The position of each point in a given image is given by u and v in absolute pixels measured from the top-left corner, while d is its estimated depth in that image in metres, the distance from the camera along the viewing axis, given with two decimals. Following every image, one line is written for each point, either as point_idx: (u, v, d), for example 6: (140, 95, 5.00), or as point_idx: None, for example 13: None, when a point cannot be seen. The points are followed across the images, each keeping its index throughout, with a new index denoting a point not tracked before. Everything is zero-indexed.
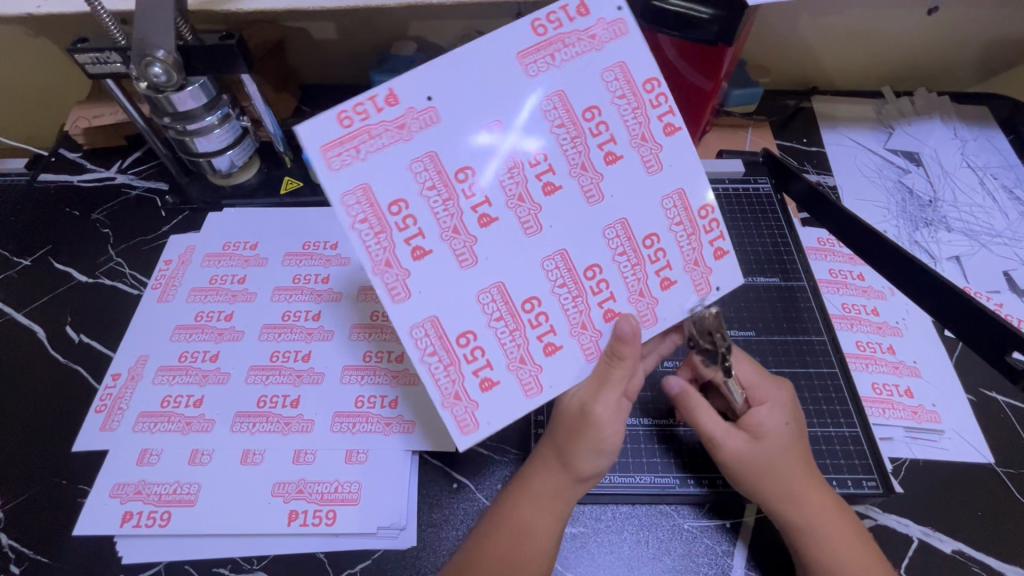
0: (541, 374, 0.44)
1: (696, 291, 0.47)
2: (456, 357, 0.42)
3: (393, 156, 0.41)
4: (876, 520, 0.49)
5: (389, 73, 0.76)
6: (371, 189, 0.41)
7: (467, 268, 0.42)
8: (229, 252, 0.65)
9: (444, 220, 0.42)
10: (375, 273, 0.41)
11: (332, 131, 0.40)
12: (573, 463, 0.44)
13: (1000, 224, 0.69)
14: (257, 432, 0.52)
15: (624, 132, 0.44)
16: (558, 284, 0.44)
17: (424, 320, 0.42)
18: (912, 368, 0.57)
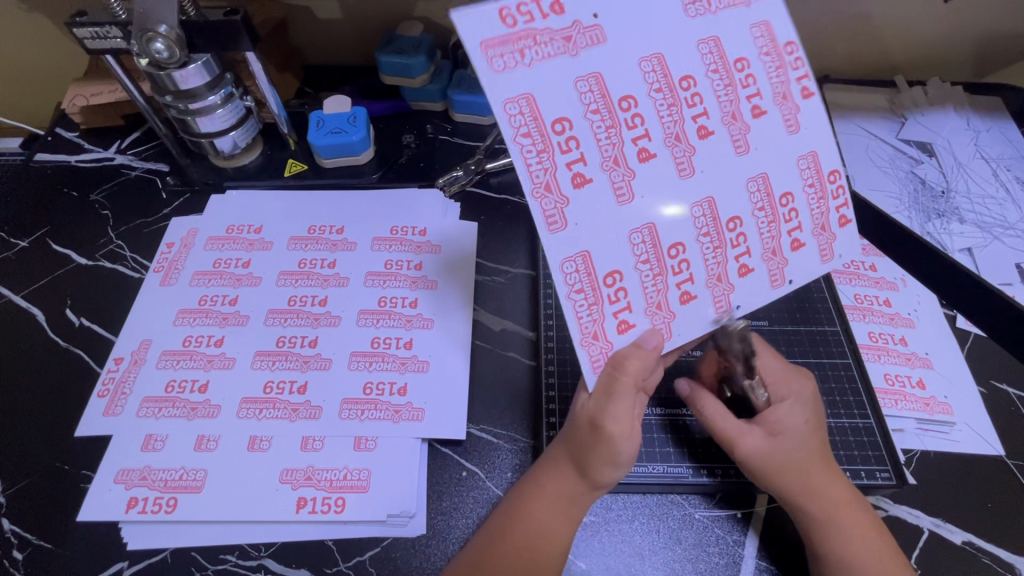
0: (673, 322, 0.42)
1: (770, 282, 0.44)
2: (600, 296, 0.40)
3: (557, 71, 0.36)
4: (887, 511, 0.49)
5: (396, 53, 0.75)
6: (534, 100, 0.36)
7: (625, 204, 0.39)
8: (233, 236, 0.64)
9: (606, 149, 0.38)
10: (532, 197, 0.37)
11: (491, 27, 0.35)
12: (588, 473, 0.43)
13: (1014, 216, 0.68)
14: (264, 418, 0.51)
15: (716, 107, 0.40)
16: (701, 232, 0.41)
17: (576, 255, 0.38)
18: (924, 360, 0.57)
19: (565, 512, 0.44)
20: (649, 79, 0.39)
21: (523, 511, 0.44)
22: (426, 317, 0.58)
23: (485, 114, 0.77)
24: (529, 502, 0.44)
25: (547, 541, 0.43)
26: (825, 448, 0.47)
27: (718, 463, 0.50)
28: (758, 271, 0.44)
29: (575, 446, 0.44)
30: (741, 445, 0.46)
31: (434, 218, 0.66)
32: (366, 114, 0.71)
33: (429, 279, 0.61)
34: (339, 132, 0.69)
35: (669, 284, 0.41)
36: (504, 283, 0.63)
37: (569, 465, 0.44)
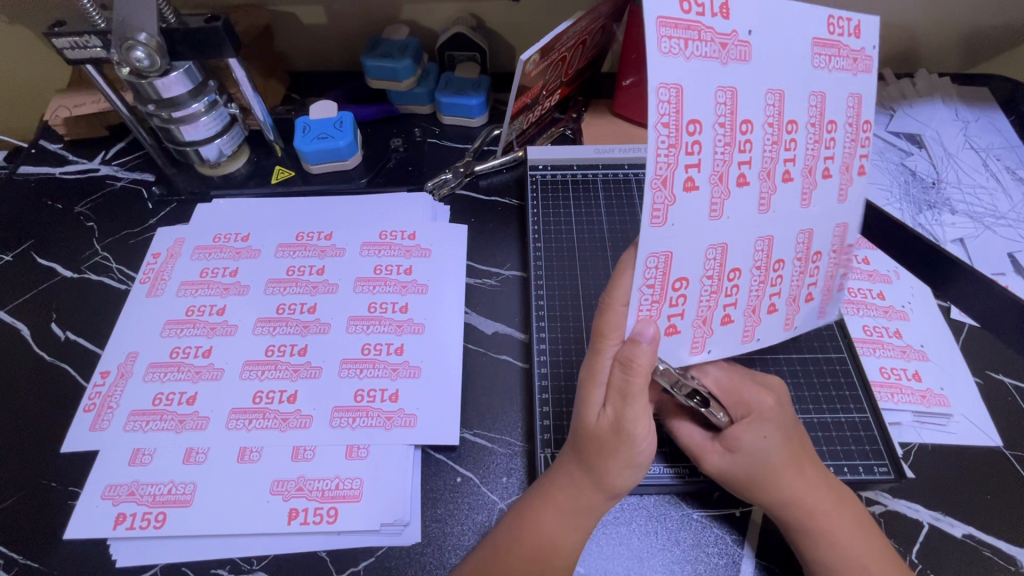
0: (709, 338, 0.44)
1: (692, 348, 0.44)
2: (665, 297, 0.40)
3: (706, 72, 0.34)
4: (886, 506, 0.49)
5: (382, 57, 0.74)
6: (684, 93, 0.34)
7: (653, 224, 0.36)
8: (220, 244, 0.63)
9: (718, 163, 0.37)
10: (649, 186, 0.35)
11: (670, 6, 0.33)
12: (605, 481, 0.42)
13: (1005, 206, 0.67)
14: (253, 429, 0.50)
15: (806, 156, 0.40)
16: (708, 274, 0.41)
17: (661, 253, 0.38)
18: (920, 352, 0.57)
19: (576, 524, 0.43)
20: (767, 110, 0.38)
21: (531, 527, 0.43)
22: (416, 322, 0.57)
23: (473, 116, 0.78)
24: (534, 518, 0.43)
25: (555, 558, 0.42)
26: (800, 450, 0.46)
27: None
28: (736, 323, 0.45)
29: (586, 455, 0.42)
30: (706, 462, 0.46)
31: (424, 221, 0.66)
32: (352, 118, 0.71)
33: (420, 283, 0.60)
34: (325, 137, 0.69)
35: (667, 317, 0.41)
36: (496, 286, 0.63)
37: (577, 477, 0.43)
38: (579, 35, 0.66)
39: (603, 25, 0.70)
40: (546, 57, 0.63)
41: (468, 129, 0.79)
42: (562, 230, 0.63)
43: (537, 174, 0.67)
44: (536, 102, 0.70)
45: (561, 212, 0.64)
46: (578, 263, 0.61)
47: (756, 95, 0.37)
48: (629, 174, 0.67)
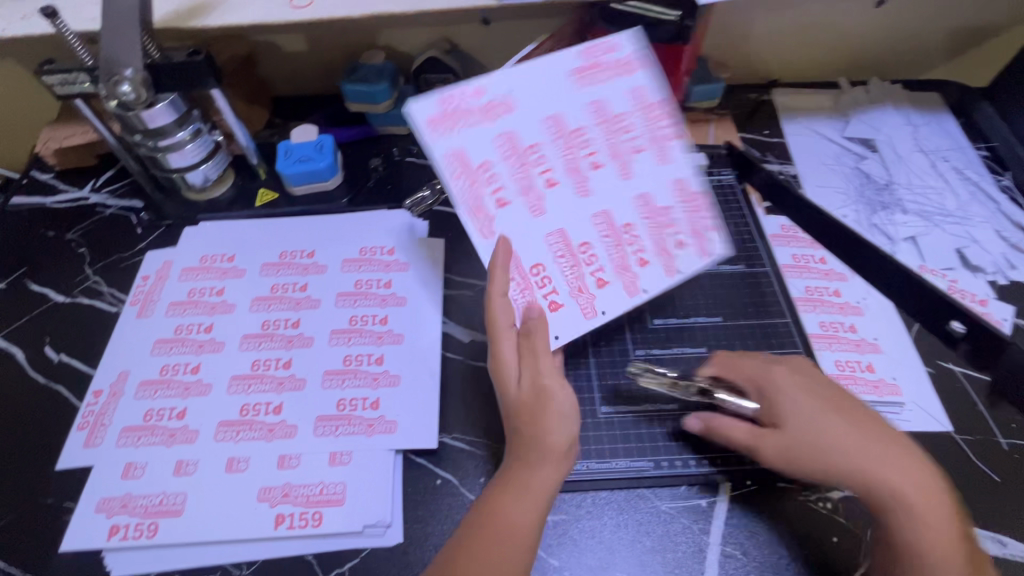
0: (595, 301, 0.53)
1: (584, 314, 0.53)
2: (530, 284, 0.53)
3: (473, 138, 0.51)
4: (844, 492, 0.52)
5: (359, 82, 0.78)
6: (463, 154, 0.51)
7: (487, 236, 0.52)
8: (206, 265, 0.66)
9: (520, 182, 0.53)
10: (466, 217, 0.51)
11: (433, 110, 0.51)
12: (547, 442, 0.47)
13: (952, 205, 0.71)
14: (241, 440, 0.53)
15: (605, 148, 0.54)
16: (559, 256, 0.53)
17: (500, 243, 0.51)
18: (873, 345, 0.60)
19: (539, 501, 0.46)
20: (551, 130, 0.53)
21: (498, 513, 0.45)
22: (396, 333, 0.60)
23: None
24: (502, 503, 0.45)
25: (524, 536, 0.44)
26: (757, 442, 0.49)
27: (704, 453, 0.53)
28: (613, 283, 0.54)
29: (520, 425, 0.48)
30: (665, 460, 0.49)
31: (402, 237, 0.69)
32: (332, 142, 0.75)
33: (399, 295, 0.63)
34: (306, 160, 0.73)
35: (537, 293, 0.53)
36: (472, 297, 0.66)
37: (527, 456, 0.47)
38: (545, 57, 0.70)
39: None
40: None
41: None
42: None
43: None
44: None
45: None
46: None
47: (534, 123, 0.53)
48: None
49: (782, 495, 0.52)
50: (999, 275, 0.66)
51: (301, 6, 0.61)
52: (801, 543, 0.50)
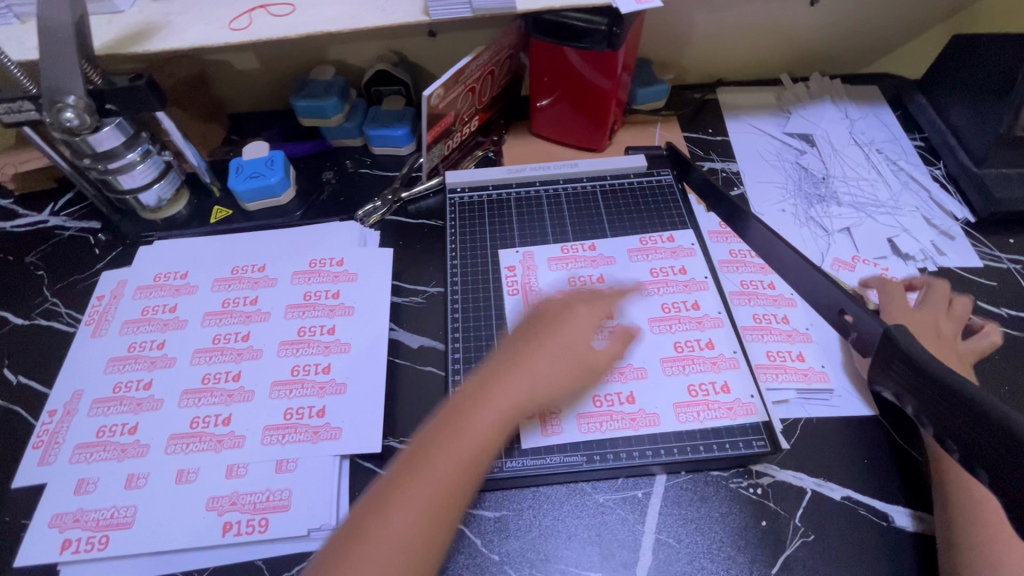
0: (651, 409, 0.56)
1: (653, 424, 0.55)
2: (613, 410, 0.56)
3: (539, 399, 0.57)
4: (773, 477, 0.54)
5: (309, 98, 0.80)
6: (538, 417, 0.56)
7: (586, 433, 0.55)
8: (160, 283, 0.68)
9: (537, 408, 0.56)
10: (547, 437, 0.55)
11: (527, 435, 0.55)
12: (431, 449, 0.43)
13: (885, 196, 0.74)
14: (191, 452, 0.55)
15: (596, 305, 0.63)
16: (594, 381, 0.58)
17: (553, 433, 0.55)
18: (805, 335, 0.62)
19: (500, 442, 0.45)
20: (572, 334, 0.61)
21: (453, 442, 0.43)
22: (343, 342, 0.62)
23: (401, 145, 0.82)
24: (453, 432, 0.44)
25: (470, 475, 0.43)
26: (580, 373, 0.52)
27: (634, 447, 0.54)
28: (672, 377, 0.58)
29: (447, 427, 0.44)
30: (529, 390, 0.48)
31: (352, 248, 0.70)
32: (282, 156, 0.76)
33: (346, 305, 0.65)
34: (257, 176, 0.75)
35: (626, 412, 0.56)
36: (421, 304, 0.68)
37: (447, 434, 0.44)
38: (484, 67, 0.73)
39: (508, 55, 0.76)
40: (453, 90, 0.69)
41: (398, 157, 0.84)
42: (476, 248, 0.69)
43: (456, 198, 0.74)
44: (452, 129, 0.75)
45: (477, 232, 0.70)
46: (492, 278, 0.66)
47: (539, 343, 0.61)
48: (540, 191, 0.73)
49: (713, 483, 0.54)
50: (928, 261, 0.68)
51: (240, 28, 0.63)
52: (732, 528, 0.52)
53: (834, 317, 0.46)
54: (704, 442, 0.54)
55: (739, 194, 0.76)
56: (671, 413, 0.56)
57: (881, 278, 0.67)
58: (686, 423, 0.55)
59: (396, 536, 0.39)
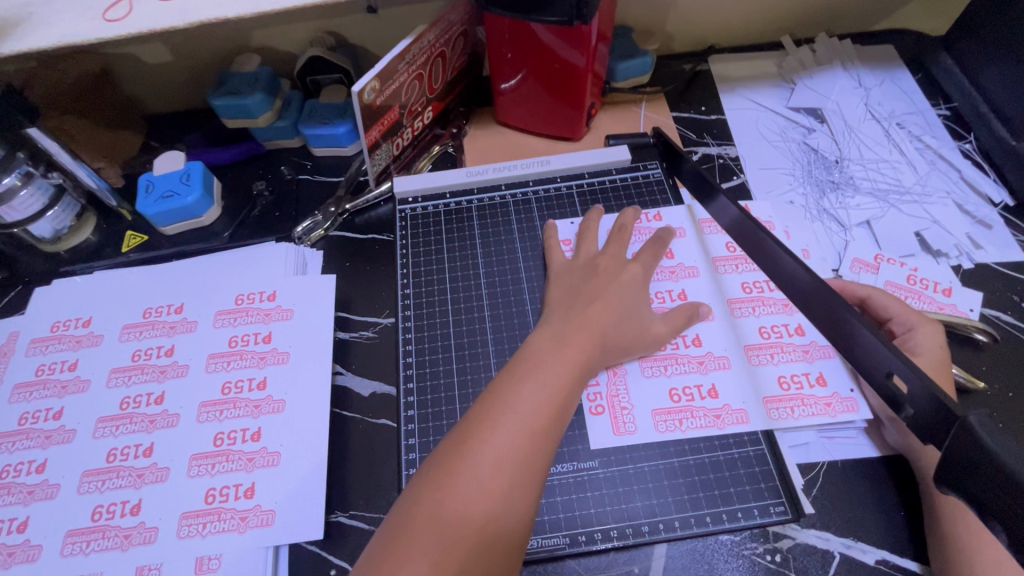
0: (743, 407, 0.49)
1: (743, 421, 0.48)
2: (693, 405, 0.49)
3: (611, 389, 0.50)
4: (795, 540, 0.45)
5: (229, 94, 0.67)
6: (609, 409, 0.49)
7: (666, 433, 0.48)
8: (58, 334, 0.57)
9: (612, 397, 0.49)
10: (618, 434, 0.48)
11: (597, 428, 0.48)
12: (495, 462, 0.39)
13: (909, 179, 0.64)
14: (92, 552, 0.45)
15: (671, 282, 0.56)
16: (671, 371, 0.50)
17: (628, 433, 0.48)
18: (824, 349, 0.52)
19: (504, 476, 0.38)
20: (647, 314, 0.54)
21: (444, 489, 0.38)
22: (276, 400, 0.52)
23: (345, 144, 0.70)
24: (453, 472, 0.38)
25: (477, 520, 0.37)
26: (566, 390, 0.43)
27: (621, 524, 0.45)
28: (764, 370, 0.51)
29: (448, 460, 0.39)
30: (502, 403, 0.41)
31: (286, 277, 0.60)
32: (201, 168, 0.64)
33: (280, 351, 0.54)
34: (172, 196, 0.63)
35: (708, 409, 0.49)
36: (372, 340, 0.57)
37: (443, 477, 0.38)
38: (431, 49, 0.60)
39: (461, 32, 0.64)
40: (392, 80, 0.58)
41: (343, 159, 0.72)
42: (432, 269, 0.58)
43: (407, 208, 0.62)
44: (400, 125, 0.63)
45: (432, 250, 0.59)
46: (450, 306, 0.56)
47: None
48: (506, 196, 0.62)
49: (723, 552, 0.45)
50: (964, 257, 0.58)
51: (116, 18, 0.50)
52: None
53: (881, 381, 0.36)
54: (713, 511, 0.45)
55: (739, 184, 0.65)
56: (670, 474, 0.46)
57: (910, 281, 0.57)
58: (688, 487, 0.46)
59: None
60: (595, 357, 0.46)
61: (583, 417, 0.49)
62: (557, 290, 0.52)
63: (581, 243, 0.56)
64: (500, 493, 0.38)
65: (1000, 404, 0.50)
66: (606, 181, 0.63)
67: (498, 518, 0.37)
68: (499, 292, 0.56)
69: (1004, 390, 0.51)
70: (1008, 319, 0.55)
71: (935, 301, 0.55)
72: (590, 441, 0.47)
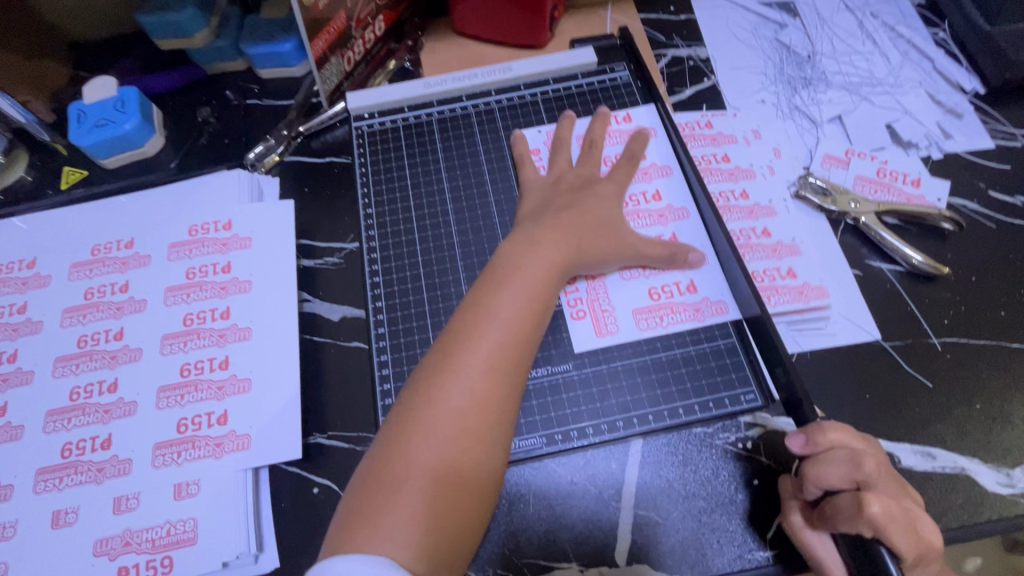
0: (718, 300, 0.49)
1: (720, 312, 0.49)
2: (670, 302, 0.49)
3: (587, 294, 0.49)
4: (765, 427, 0.46)
5: (159, 10, 0.61)
6: (586, 312, 0.48)
7: (647, 330, 0.48)
8: (2, 277, 0.54)
9: (589, 302, 0.49)
10: (597, 336, 0.48)
11: (575, 330, 0.48)
12: (482, 370, 0.38)
13: (882, 71, 0.62)
14: (66, 487, 0.44)
15: (644, 183, 0.54)
16: (646, 271, 0.50)
17: (605, 333, 0.48)
18: (791, 247, 0.52)
19: (494, 384, 0.38)
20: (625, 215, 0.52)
21: (435, 402, 0.37)
22: (241, 328, 0.50)
23: (293, 63, 0.65)
24: (441, 384, 0.38)
25: (473, 428, 0.37)
26: (547, 296, 0.43)
27: (597, 421, 0.46)
28: None
29: (434, 378, 0.38)
30: (486, 311, 0.41)
31: (241, 206, 0.56)
32: (136, 94, 0.59)
33: (241, 280, 0.52)
34: (106, 124, 0.58)
35: (685, 304, 0.49)
36: (338, 265, 0.55)
37: (430, 392, 0.38)
38: None
39: None
40: None
41: (293, 80, 0.67)
42: (396, 186, 0.56)
43: (363, 125, 0.59)
44: (348, 36, 0.59)
45: (392, 166, 0.57)
46: (415, 224, 0.54)
47: None
48: (468, 107, 0.59)
49: (697, 441, 0.46)
50: (933, 148, 0.58)
51: None
52: (721, 496, 0.44)
53: None
54: (685, 403, 0.46)
55: (710, 85, 0.63)
56: (643, 370, 0.47)
57: (880, 174, 0.56)
58: (661, 382, 0.47)
59: (399, 516, 0.34)
60: (571, 261, 0.45)
61: (560, 324, 0.48)
62: (528, 202, 0.50)
63: (555, 158, 0.54)
64: (492, 400, 0.38)
65: (964, 287, 0.51)
66: (573, 86, 0.60)
67: (493, 425, 0.38)
68: (465, 207, 0.54)
69: (967, 274, 0.51)
70: (975, 207, 0.55)
71: (903, 193, 0.55)
72: (567, 345, 0.47)
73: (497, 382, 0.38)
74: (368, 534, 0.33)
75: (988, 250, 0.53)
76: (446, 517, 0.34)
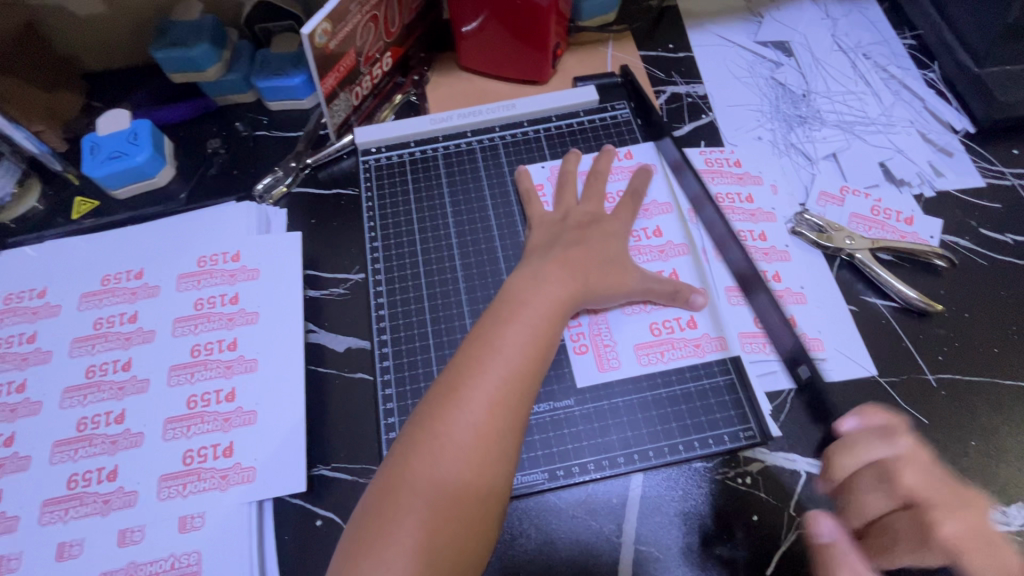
0: (716, 337, 0.50)
1: (719, 348, 0.50)
2: (670, 338, 0.50)
3: (590, 329, 0.50)
4: (764, 463, 0.46)
5: (173, 45, 0.63)
6: (589, 346, 0.49)
7: (648, 365, 0.49)
8: (12, 306, 0.54)
9: (592, 338, 0.50)
10: (599, 371, 0.49)
11: (576, 364, 0.49)
12: (484, 406, 0.39)
13: (874, 110, 0.64)
14: (71, 519, 0.45)
15: (648, 220, 0.56)
16: (648, 307, 0.51)
17: (607, 368, 0.49)
18: (798, 295, 0.53)
19: (497, 419, 0.39)
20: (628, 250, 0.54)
21: (438, 437, 0.38)
22: (248, 359, 0.51)
23: (301, 97, 0.67)
24: (444, 419, 0.38)
25: (475, 464, 0.37)
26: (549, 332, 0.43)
27: (598, 457, 0.46)
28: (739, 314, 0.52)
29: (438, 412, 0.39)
30: (489, 347, 0.41)
31: (248, 237, 0.57)
32: (149, 127, 0.61)
33: (249, 311, 0.53)
34: (119, 156, 0.59)
35: (684, 340, 0.50)
36: (344, 296, 0.55)
37: (433, 427, 0.38)
38: None
39: None
40: (345, 21, 0.55)
41: (301, 112, 0.69)
42: (402, 220, 0.57)
43: (371, 160, 0.61)
44: (357, 73, 0.60)
45: (399, 200, 0.58)
46: (420, 258, 0.55)
47: None
48: (473, 143, 0.61)
49: (697, 477, 0.46)
50: (925, 186, 0.59)
51: None
52: (720, 531, 0.44)
53: None
54: (685, 439, 0.47)
55: (708, 122, 0.65)
56: (644, 407, 0.48)
57: (874, 211, 0.58)
58: (662, 418, 0.47)
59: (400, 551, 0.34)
60: (573, 300, 0.47)
61: (563, 358, 0.49)
62: (532, 238, 0.52)
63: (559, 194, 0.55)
64: (494, 435, 0.38)
65: (957, 324, 0.52)
66: (575, 123, 0.62)
67: (496, 461, 0.38)
68: (470, 242, 0.56)
69: (960, 311, 0.53)
70: (966, 244, 0.56)
71: (897, 230, 0.56)
72: (569, 380, 0.48)
73: (499, 417, 0.39)
74: (370, 565, 0.34)
75: (979, 286, 0.54)
76: (446, 549, 0.35)
